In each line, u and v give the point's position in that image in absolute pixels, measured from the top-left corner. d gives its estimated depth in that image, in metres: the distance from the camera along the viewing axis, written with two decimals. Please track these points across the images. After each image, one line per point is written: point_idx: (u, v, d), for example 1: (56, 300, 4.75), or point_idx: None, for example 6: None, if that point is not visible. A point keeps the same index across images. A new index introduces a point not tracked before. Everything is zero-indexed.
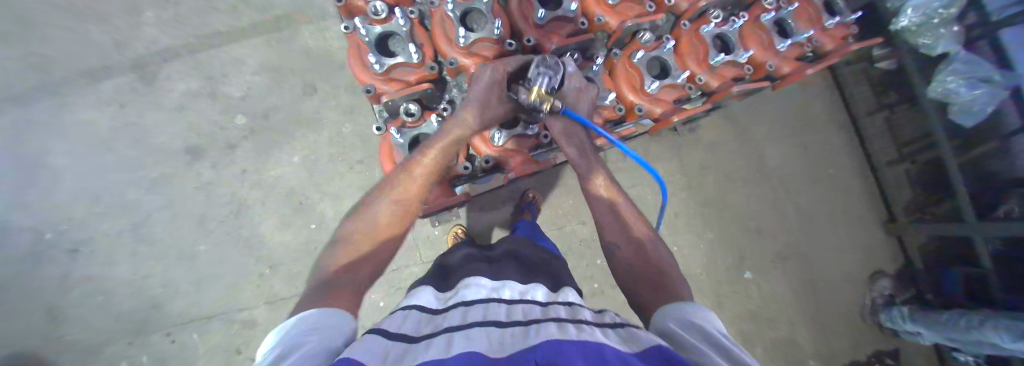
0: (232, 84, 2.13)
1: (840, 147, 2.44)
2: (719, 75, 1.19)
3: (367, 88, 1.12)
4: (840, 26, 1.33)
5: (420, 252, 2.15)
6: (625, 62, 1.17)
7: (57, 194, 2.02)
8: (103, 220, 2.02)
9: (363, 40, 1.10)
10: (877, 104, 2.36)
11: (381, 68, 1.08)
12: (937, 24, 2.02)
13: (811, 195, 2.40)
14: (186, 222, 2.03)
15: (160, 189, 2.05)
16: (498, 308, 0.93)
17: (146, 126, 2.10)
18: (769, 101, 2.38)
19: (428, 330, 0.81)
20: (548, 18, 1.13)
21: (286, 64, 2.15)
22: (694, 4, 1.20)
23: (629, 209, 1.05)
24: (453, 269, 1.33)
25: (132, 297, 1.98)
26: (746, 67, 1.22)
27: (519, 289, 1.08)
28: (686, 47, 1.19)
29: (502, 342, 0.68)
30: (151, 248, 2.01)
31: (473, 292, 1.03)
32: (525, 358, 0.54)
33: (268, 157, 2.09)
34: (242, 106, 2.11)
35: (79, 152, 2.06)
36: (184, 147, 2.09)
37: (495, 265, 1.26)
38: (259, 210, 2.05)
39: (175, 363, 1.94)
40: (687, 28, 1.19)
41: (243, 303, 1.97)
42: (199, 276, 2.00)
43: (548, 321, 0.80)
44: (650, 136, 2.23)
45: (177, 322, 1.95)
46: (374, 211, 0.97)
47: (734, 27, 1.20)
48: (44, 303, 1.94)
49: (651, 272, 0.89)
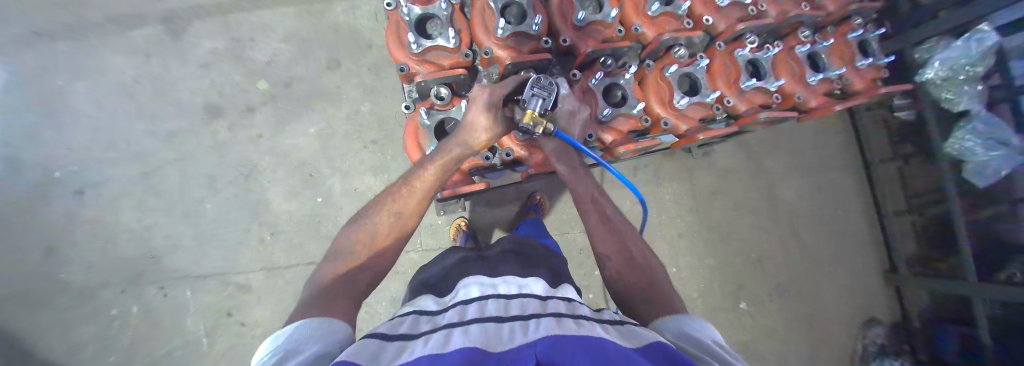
0: (259, 49, 2.14)
1: (849, 191, 2.44)
2: (748, 100, 1.20)
3: (401, 66, 1.14)
4: (872, 68, 1.36)
5: (422, 239, 2.15)
6: (657, 75, 1.18)
7: (72, 135, 2.03)
8: (112, 165, 2.02)
9: (404, 19, 1.11)
10: (892, 152, 2.34)
11: (418, 49, 1.09)
12: (963, 80, 2.04)
13: (815, 234, 2.40)
14: (196, 179, 2.04)
15: (173, 143, 2.06)
16: (495, 303, 0.92)
17: (168, 79, 2.11)
18: (785, 136, 2.39)
19: (427, 327, 0.81)
20: (587, 21, 1.14)
21: (316, 37, 2.17)
22: (731, 26, 1.21)
23: (617, 217, 1.10)
24: (449, 271, 1.30)
25: (130, 245, 1.97)
26: (775, 95, 1.23)
27: (518, 284, 1.08)
28: (720, 67, 1.21)
29: (499, 336, 0.68)
30: (156, 200, 2.02)
31: (468, 291, 1.02)
32: (526, 353, 0.55)
33: (284, 125, 2.10)
34: (266, 72, 2.13)
35: (101, 96, 2.08)
36: (202, 105, 2.09)
37: (494, 264, 1.25)
38: (269, 176, 2.06)
39: (165, 316, 1.94)
40: (721, 49, 1.22)
41: (240, 267, 1.97)
42: (200, 235, 2.00)
43: (547, 315, 0.80)
44: (664, 154, 2.23)
45: (173, 276, 1.96)
46: (373, 222, 1.02)
47: (767, 55, 1.23)
48: (43, 241, 1.93)
49: (643, 287, 0.95)
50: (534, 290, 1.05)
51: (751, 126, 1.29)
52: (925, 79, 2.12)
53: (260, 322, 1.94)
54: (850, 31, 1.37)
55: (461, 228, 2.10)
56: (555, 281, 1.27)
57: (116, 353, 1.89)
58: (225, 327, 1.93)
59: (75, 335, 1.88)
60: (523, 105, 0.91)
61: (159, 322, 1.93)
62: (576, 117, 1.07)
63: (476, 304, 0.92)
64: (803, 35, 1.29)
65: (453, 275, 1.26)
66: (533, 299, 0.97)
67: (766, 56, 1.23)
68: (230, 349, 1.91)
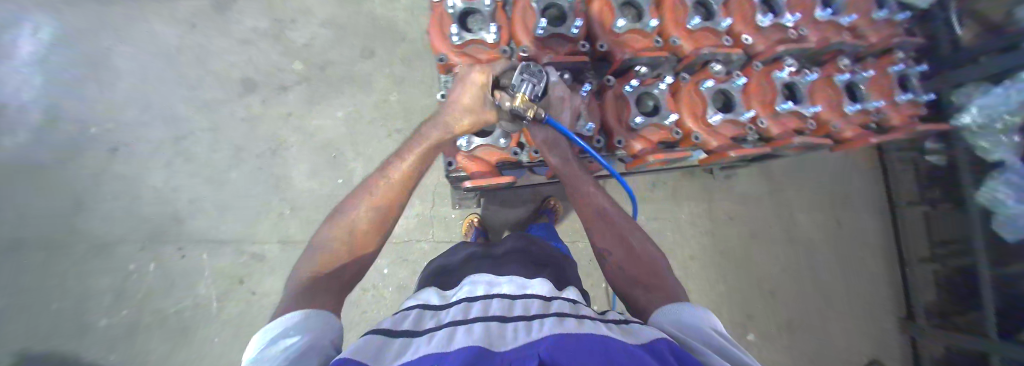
0: (299, 31, 2.22)
1: (868, 231, 2.40)
2: (782, 123, 1.20)
3: (440, 57, 1.17)
4: (909, 104, 1.36)
5: (433, 231, 2.17)
6: (692, 89, 1.18)
7: (115, 96, 2.12)
8: (148, 127, 2.11)
9: (449, 11, 1.15)
10: (919, 196, 2.29)
11: (459, 41, 1.12)
12: (999, 129, 1.98)
13: (831, 271, 2.34)
14: (224, 149, 2.10)
15: (207, 112, 2.13)
16: (499, 303, 0.91)
17: (209, 50, 2.19)
18: (809, 167, 2.36)
19: (430, 323, 0.83)
20: (626, 29, 1.15)
21: (353, 24, 2.24)
22: (770, 48, 1.23)
23: (613, 208, 1.12)
24: (457, 269, 1.30)
25: (155, 205, 2.04)
26: (810, 121, 1.23)
27: (520, 284, 1.08)
28: (756, 88, 1.21)
29: (501, 338, 0.67)
30: (185, 164, 2.09)
31: (474, 291, 1.02)
32: (529, 356, 0.54)
33: (314, 106, 2.16)
34: (302, 53, 2.20)
35: (145, 62, 2.17)
36: (239, 78, 2.16)
37: (499, 263, 1.26)
38: (294, 153, 2.11)
39: (180, 277, 1.99)
40: (758, 70, 1.22)
41: (256, 238, 2.02)
42: (221, 203, 2.05)
43: (551, 315, 0.79)
44: (683, 172, 2.22)
45: (192, 239, 2.01)
46: (350, 218, 1.03)
47: (805, 80, 1.23)
48: (73, 194, 2.00)
49: (645, 274, 0.96)
50: (537, 290, 1.04)
51: (783, 150, 1.29)
52: (962, 123, 1.99)
53: (270, 294, 1.99)
54: (889, 65, 1.37)
55: (472, 223, 2.11)
56: (560, 285, 1.25)
57: (130, 310, 1.95)
58: (235, 294, 1.97)
59: (93, 287, 1.94)
60: (512, 90, 0.87)
61: (173, 283, 1.98)
62: (565, 104, 1.04)
63: (478, 302, 0.92)
64: (843, 64, 1.28)
65: (461, 272, 1.26)
66: (537, 299, 0.96)
67: (801, 82, 1.24)
68: (240, 316, 1.96)
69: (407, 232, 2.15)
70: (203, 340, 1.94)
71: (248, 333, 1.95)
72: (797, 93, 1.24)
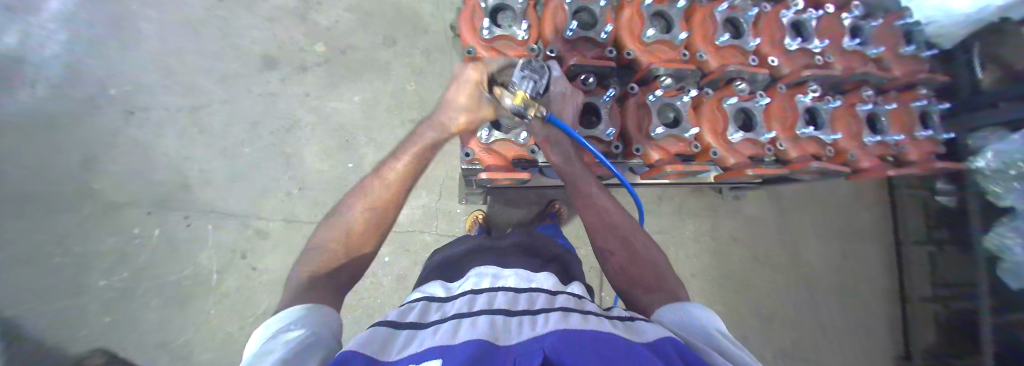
0: (324, 14, 2.24)
1: (874, 266, 2.38)
2: (801, 148, 1.21)
3: (468, 50, 1.16)
4: (927, 141, 1.38)
5: (438, 223, 2.18)
6: (714, 104, 1.20)
7: (137, 62, 2.14)
8: (167, 94, 2.12)
9: (481, 5, 1.16)
10: (926, 237, 2.28)
11: (489, 35, 1.12)
12: (1013, 176, 1.96)
13: (832, 303, 2.33)
14: (238, 123, 2.11)
15: (225, 84, 2.15)
16: (505, 296, 0.91)
17: (233, 24, 2.21)
18: (817, 197, 2.36)
19: (434, 315, 0.83)
20: (655, 39, 1.16)
21: (378, 12, 2.26)
22: (796, 71, 1.25)
23: (615, 209, 1.12)
24: (462, 262, 1.29)
25: (166, 172, 2.05)
26: (829, 148, 1.24)
27: (524, 277, 1.07)
28: (778, 109, 1.22)
29: (506, 332, 0.67)
30: (199, 134, 2.10)
31: (481, 283, 1.02)
32: (535, 351, 0.54)
33: (333, 88, 2.17)
34: (325, 36, 2.22)
35: (170, 31, 2.19)
36: (261, 54, 2.18)
37: (503, 256, 1.25)
38: (308, 133, 2.13)
39: (183, 245, 1.99)
40: (782, 92, 1.24)
41: (262, 213, 2.03)
42: (231, 176, 2.06)
43: (555, 310, 0.79)
44: (693, 190, 2.22)
45: (199, 209, 2.02)
46: (346, 219, 1.05)
47: (828, 106, 1.25)
48: (87, 155, 2.01)
49: (646, 274, 0.98)
50: (541, 284, 1.03)
51: (797, 174, 1.29)
52: (977, 167, 2.01)
53: (270, 271, 1.99)
54: (912, 100, 1.39)
55: (477, 219, 2.12)
56: (565, 281, 1.24)
57: (130, 274, 1.96)
58: (236, 268, 1.98)
59: (97, 249, 1.94)
60: (511, 87, 0.78)
61: (176, 252, 1.99)
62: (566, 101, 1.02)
63: (481, 295, 0.92)
64: (866, 95, 1.30)
65: (467, 264, 1.26)
66: (540, 292, 0.96)
67: (823, 108, 1.25)
68: (239, 290, 1.97)
69: (411, 222, 2.15)
70: (200, 311, 1.94)
71: (246, 308, 1.95)
72: (818, 121, 1.25)
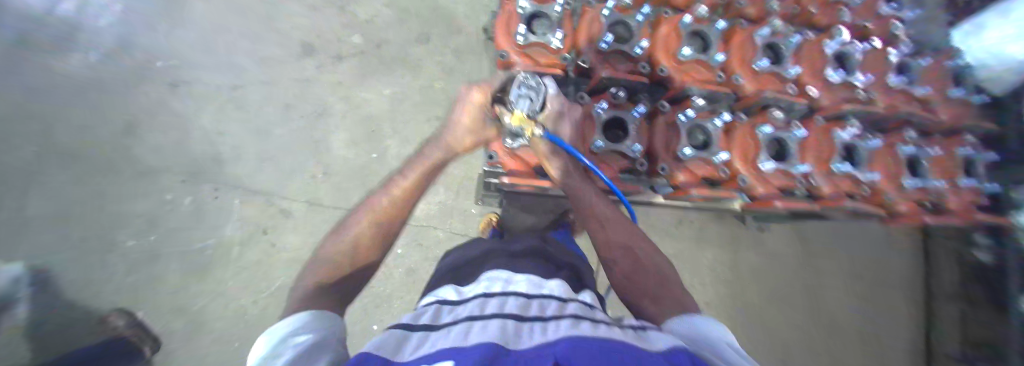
0: (362, 7, 2.31)
1: (897, 315, 2.28)
2: (838, 183, 1.17)
3: (502, 55, 1.16)
4: (971, 192, 1.32)
5: (452, 222, 2.19)
6: (748, 131, 1.17)
7: (186, 39, 2.25)
8: (208, 70, 2.22)
9: (518, 11, 1.15)
10: (956, 291, 2.17)
11: (523, 40, 1.12)
12: None
13: (850, 350, 2.22)
14: (272, 105, 2.20)
15: (263, 66, 2.24)
16: (516, 301, 0.92)
17: (276, 10, 2.31)
18: (842, 237, 2.29)
19: (446, 317, 0.84)
20: (690, 57, 1.16)
21: (416, 10, 2.32)
22: (835, 104, 1.23)
23: (614, 214, 1.08)
24: (476, 265, 1.29)
25: (200, 145, 2.15)
26: (865, 187, 1.20)
27: (536, 283, 1.07)
28: (815, 141, 1.19)
29: (517, 336, 0.67)
30: (234, 112, 2.19)
31: (493, 288, 1.02)
32: (549, 356, 0.53)
33: (365, 80, 2.24)
34: (363, 29, 2.28)
35: (219, 12, 2.30)
36: (299, 41, 2.27)
37: (517, 262, 1.25)
38: (337, 120, 2.19)
39: (208, 216, 2.08)
40: (819, 124, 1.22)
41: (286, 193, 2.10)
42: (260, 155, 2.14)
43: (566, 317, 0.78)
44: (713, 216, 2.17)
45: (227, 183, 2.10)
46: (353, 229, 1.07)
47: (866, 144, 1.21)
48: (132, 122, 2.13)
49: (652, 286, 0.99)
50: (551, 290, 1.03)
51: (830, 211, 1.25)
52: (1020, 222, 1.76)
53: (287, 250, 2.05)
54: (958, 146, 1.34)
55: (491, 221, 2.13)
56: (577, 289, 1.23)
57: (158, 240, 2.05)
58: (255, 242, 2.04)
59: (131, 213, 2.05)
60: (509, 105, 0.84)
61: (201, 223, 2.07)
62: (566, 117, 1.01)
63: (493, 300, 0.92)
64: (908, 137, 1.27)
65: (480, 267, 1.26)
66: (551, 299, 0.95)
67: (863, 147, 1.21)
68: (255, 264, 2.03)
69: (426, 218, 2.17)
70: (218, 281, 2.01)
71: (260, 283, 2.01)
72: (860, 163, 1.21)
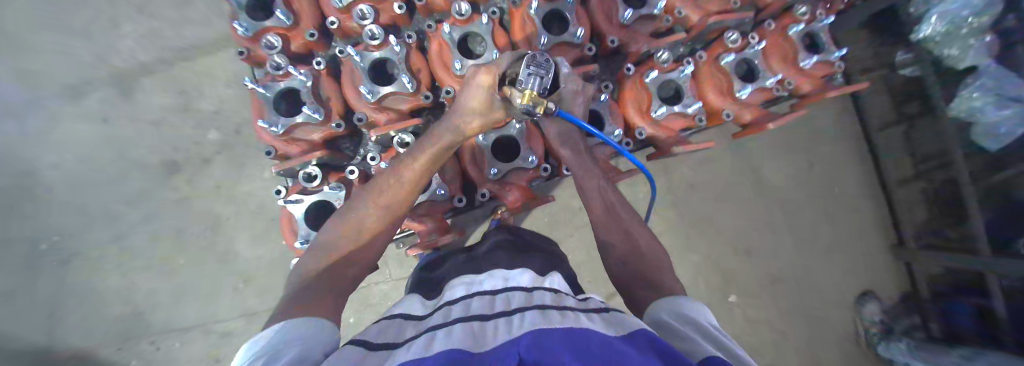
0: (186, 110, 1.40)
1: None
2: (664, 128, 0.80)
3: (334, 124, 0.78)
4: None
5: (279, 279, 1.36)
6: (633, 83, 0.80)
7: (172, 20, 1.42)
8: (42, 102, 1.41)
9: (356, 66, 0.75)
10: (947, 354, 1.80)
11: (371, 98, 0.73)
12: None
13: None
14: (230, 161, 1.37)
15: (68, 96, 1.40)
16: (496, 301, 0.48)
17: (91, 64, 1.40)
18: None
19: (411, 333, 0.43)
20: (552, 42, 0.75)
21: (246, 127, 1.39)
22: (760, 121, 0.83)
23: (620, 203, 0.76)
24: (503, 255, 0.72)
25: (83, 65, 1.41)
26: (698, 119, 0.81)
27: (500, 279, 0.58)
28: (626, 94, 0.81)
29: (487, 337, 0.34)
30: (91, 61, 1.41)
31: (452, 292, 0.54)
32: (506, 350, 0.27)
33: (215, 91, 1.39)
34: (182, 117, 1.40)
35: (206, 18, 1.42)
36: (113, 67, 1.41)
37: (532, 261, 0.70)
38: (204, 102, 1.39)
39: (71, 180, 1.39)
40: (702, 60, 0.83)
41: (173, 224, 1.38)
42: (140, 143, 1.40)
43: (523, 311, 0.41)
44: None
45: (83, 137, 1.40)
46: (336, 232, 0.64)
47: (824, 24, 0.86)
48: (95, 130, 1.40)
49: (640, 264, 0.66)
50: (518, 284, 0.55)
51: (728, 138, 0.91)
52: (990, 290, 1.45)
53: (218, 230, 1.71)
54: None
55: None
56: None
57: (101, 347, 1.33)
58: (104, 217, 1.39)
59: (68, 297, 1.35)
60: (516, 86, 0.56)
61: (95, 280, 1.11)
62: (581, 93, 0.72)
63: (461, 303, 0.49)
64: None
65: (470, 270, 0.67)
66: (516, 291, 0.51)
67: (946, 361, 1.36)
68: (92, 249, 1.38)
69: (272, 205, 1.36)
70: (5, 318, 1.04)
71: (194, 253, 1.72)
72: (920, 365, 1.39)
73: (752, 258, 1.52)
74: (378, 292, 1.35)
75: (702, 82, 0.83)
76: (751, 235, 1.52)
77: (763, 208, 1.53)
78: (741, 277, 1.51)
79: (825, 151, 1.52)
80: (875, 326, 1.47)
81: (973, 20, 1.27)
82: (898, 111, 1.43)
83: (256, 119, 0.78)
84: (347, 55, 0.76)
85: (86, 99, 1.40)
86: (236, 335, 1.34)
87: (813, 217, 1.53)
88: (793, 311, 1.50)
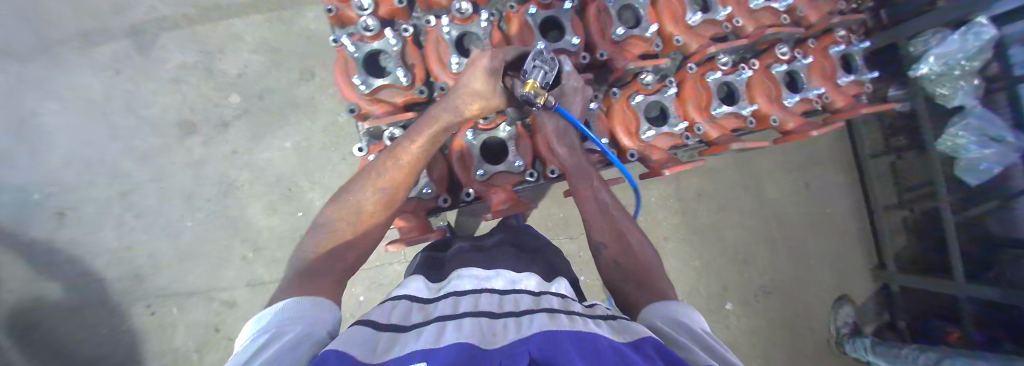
0: (208, 70, 1.36)
1: None
2: (720, 127, 0.87)
3: (417, 89, 0.81)
4: None
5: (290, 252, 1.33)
6: (696, 79, 0.86)
7: None
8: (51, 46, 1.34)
9: (443, 36, 0.78)
10: None
11: (457, 69, 0.76)
12: None
13: None
14: (250, 128, 1.35)
15: (80, 43, 1.34)
16: (506, 302, 0.50)
17: (109, 12, 1.35)
18: None
19: (418, 317, 0.44)
20: (626, 34, 0.82)
21: (269, 95, 1.36)
22: (806, 129, 0.91)
23: (615, 205, 0.76)
24: (504, 253, 0.74)
25: (99, 13, 1.35)
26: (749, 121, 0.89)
27: (507, 280, 0.60)
28: (688, 92, 0.86)
29: (497, 335, 0.36)
30: (108, 9, 1.35)
31: (459, 283, 0.56)
32: (519, 349, 0.29)
33: (242, 54, 1.36)
34: (203, 77, 1.36)
35: None
36: (133, 17, 1.36)
37: (536, 266, 0.71)
38: (229, 65, 1.36)
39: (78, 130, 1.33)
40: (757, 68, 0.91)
41: (182, 187, 1.34)
42: (155, 99, 1.36)
43: (532, 315, 0.42)
44: None
45: (94, 87, 1.34)
46: (335, 213, 0.63)
47: (858, 47, 0.98)
48: (106, 82, 1.35)
49: (634, 265, 0.65)
50: (526, 287, 0.57)
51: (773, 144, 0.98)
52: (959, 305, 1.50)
53: None
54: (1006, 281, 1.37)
55: None
56: None
57: (90, 310, 1.27)
58: (111, 172, 1.33)
59: (64, 252, 1.29)
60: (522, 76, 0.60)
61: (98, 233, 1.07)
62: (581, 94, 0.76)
63: (469, 297, 0.50)
64: None
65: (478, 264, 0.67)
66: (525, 294, 0.53)
67: (902, 350, 1.42)
68: (94, 204, 1.31)
69: (289, 176, 1.34)
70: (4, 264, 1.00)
71: None
72: (881, 361, 1.45)
73: (745, 268, 1.60)
74: (393, 273, 1.35)
75: (754, 87, 0.90)
76: (748, 247, 1.61)
77: (760, 222, 1.62)
78: (736, 286, 1.58)
79: (819, 173, 1.63)
80: (846, 327, 1.57)
81: (966, 63, 1.36)
82: (888, 143, 1.56)
83: (342, 77, 0.79)
84: (438, 25, 0.79)
85: (100, 47, 1.34)
86: (240, 306, 1.31)
87: (803, 234, 1.64)
88: (782, 321, 1.59)
